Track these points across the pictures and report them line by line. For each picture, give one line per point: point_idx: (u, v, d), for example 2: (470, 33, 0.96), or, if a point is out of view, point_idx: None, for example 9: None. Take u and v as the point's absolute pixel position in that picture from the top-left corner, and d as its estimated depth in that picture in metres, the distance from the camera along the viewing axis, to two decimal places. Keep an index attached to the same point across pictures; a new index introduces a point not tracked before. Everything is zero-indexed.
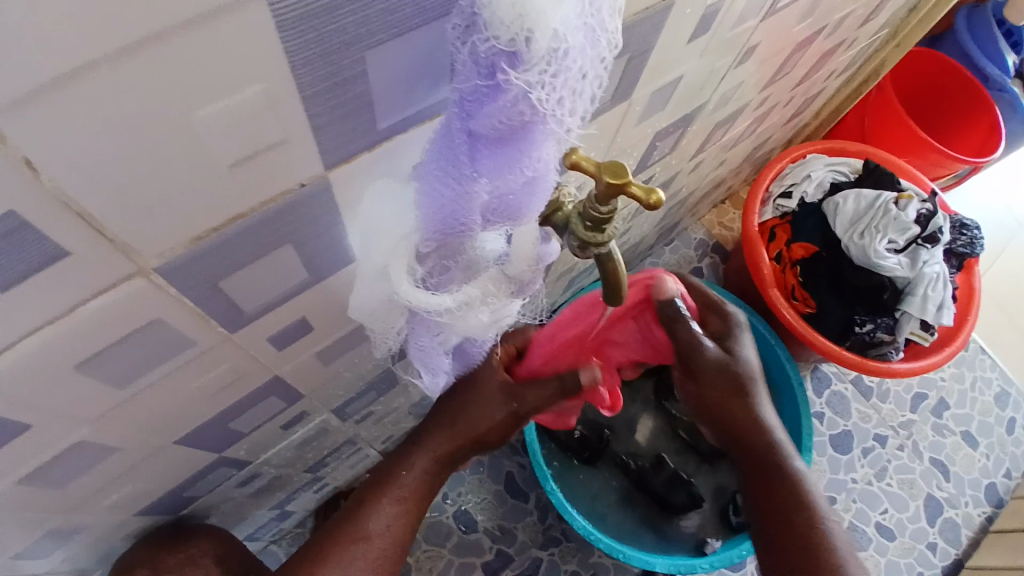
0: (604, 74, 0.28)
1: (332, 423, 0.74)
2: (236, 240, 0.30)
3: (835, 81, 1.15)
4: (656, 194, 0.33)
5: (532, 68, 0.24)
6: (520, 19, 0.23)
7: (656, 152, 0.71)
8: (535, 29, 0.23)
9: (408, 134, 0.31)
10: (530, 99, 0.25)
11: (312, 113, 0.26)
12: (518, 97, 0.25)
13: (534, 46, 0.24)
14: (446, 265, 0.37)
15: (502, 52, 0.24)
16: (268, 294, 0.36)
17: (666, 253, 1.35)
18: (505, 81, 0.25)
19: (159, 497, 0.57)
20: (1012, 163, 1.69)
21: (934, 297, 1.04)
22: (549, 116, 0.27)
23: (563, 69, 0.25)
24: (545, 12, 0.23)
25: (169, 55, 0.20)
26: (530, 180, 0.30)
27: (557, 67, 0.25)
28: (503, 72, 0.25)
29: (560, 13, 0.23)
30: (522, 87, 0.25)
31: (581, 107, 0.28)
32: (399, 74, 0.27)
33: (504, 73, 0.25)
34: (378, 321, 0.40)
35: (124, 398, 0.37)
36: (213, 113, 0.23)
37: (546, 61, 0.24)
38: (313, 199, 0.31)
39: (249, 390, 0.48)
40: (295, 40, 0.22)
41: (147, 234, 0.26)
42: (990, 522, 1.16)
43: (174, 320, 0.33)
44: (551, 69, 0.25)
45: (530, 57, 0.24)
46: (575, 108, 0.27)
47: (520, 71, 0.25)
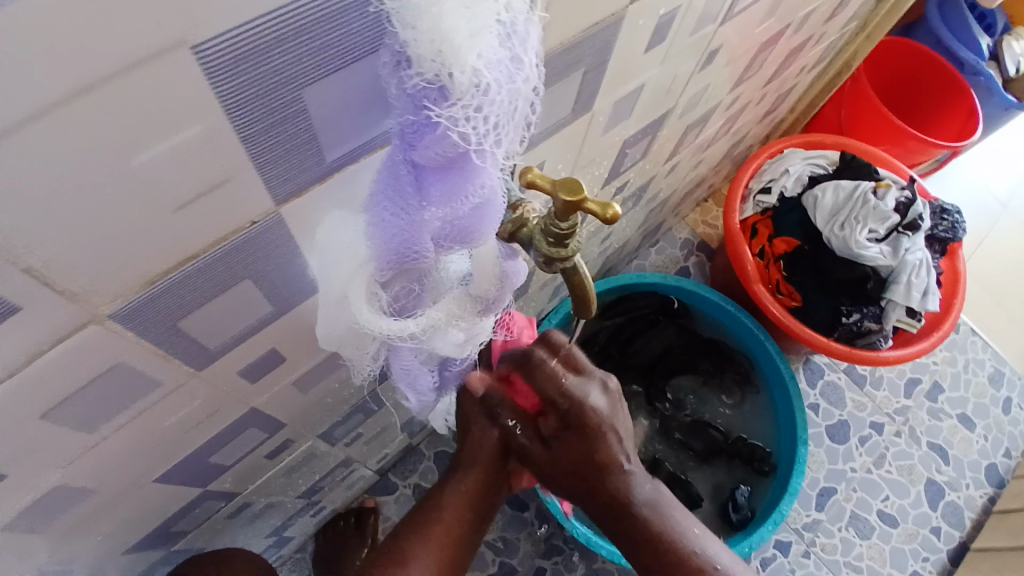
0: (538, 94, 0.28)
1: (321, 447, 0.74)
2: (191, 278, 0.29)
3: (808, 76, 1.15)
4: (612, 208, 0.33)
5: (457, 102, 0.24)
6: (439, 56, 0.23)
7: (629, 158, 0.71)
8: (455, 64, 0.23)
9: (357, 164, 0.31)
10: (458, 133, 0.25)
11: (250, 151, 0.26)
12: (448, 131, 0.25)
13: (455, 83, 0.24)
14: (413, 291, 0.38)
15: (428, 88, 0.24)
16: (231, 329, 0.36)
17: (652, 254, 1.35)
18: (433, 116, 0.25)
19: (146, 533, 0.57)
20: (990, 145, 1.71)
21: (918, 283, 1.05)
22: (484, 147, 0.27)
23: (488, 103, 0.25)
24: (462, 48, 0.23)
25: (97, 105, 0.20)
26: (480, 206, 0.30)
27: (482, 101, 0.25)
28: (430, 108, 0.25)
29: (477, 47, 0.23)
30: (449, 122, 0.25)
31: (513, 136, 0.28)
32: (338, 108, 0.27)
33: (431, 108, 0.25)
34: (351, 350, 0.39)
35: (94, 441, 0.37)
36: (149, 159, 0.23)
37: (470, 95, 0.24)
38: (271, 231, 0.30)
39: (227, 423, 0.47)
40: (223, 82, 0.22)
41: (97, 280, 0.26)
42: (991, 503, 1.16)
43: (136, 361, 0.32)
44: (476, 103, 0.25)
45: (454, 92, 0.24)
46: (503, 139, 0.27)
47: (445, 107, 0.25)
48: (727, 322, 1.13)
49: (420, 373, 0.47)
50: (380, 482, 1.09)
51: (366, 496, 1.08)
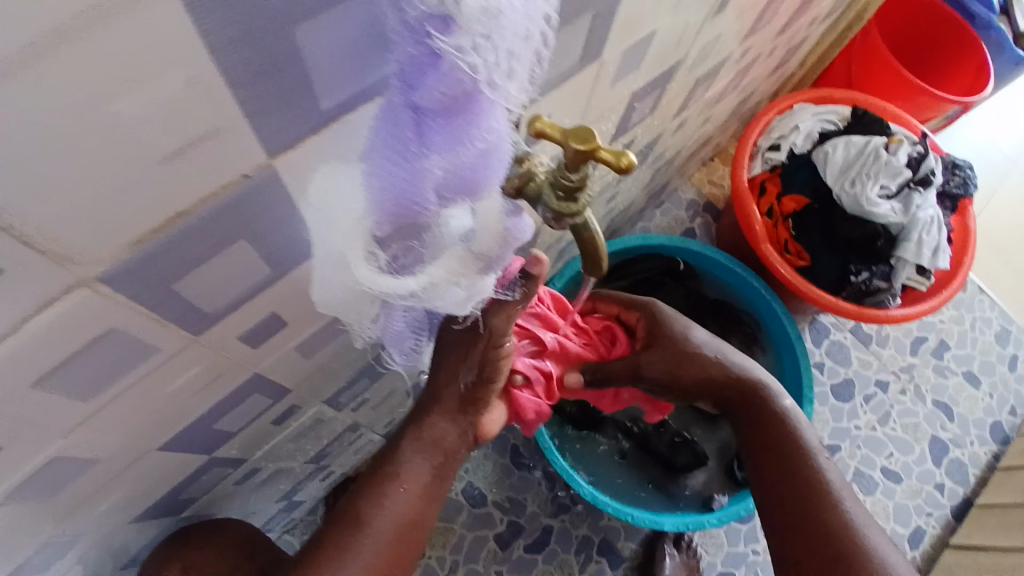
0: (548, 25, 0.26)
1: (327, 412, 0.73)
2: (184, 238, 0.28)
3: (820, 27, 1.11)
4: (626, 155, 0.31)
5: (466, 31, 0.23)
6: None
7: (636, 114, 0.69)
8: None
9: (355, 113, 0.29)
10: (467, 66, 0.24)
11: (242, 99, 0.24)
12: (453, 64, 0.24)
13: (463, 7, 0.22)
14: (411, 248, 0.35)
15: (432, 17, 0.23)
16: (229, 292, 0.34)
17: (657, 216, 1.33)
18: (438, 47, 0.23)
19: (155, 500, 0.57)
20: (1001, 99, 1.66)
21: (929, 241, 1.03)
22: (492, 81, 0.25)
23: (498, 30, 0.23)
24: None
25: (72, 49, 0.18)
26: (484, 152, 0.28)
27: (491, 29, 0.23)
28: (435, 39, 0.23)
29: None
30: (458, 53, 0.23)
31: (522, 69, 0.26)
32: (334, 51, 0.25)
33: (434, 38, 0.23)
34: (349, 310, 0.38)
35: (95, 409, 0.36)
36: (131, 108, 0.21)
37: (479, 23, 0.23)
38: (265, 188, 0.29)
39: (230, 389, 0.46)
40: (210, 21, 0.21)
41: (84, 240, 0.24)
42: (995, 459, 1.16)
43: (132, 326, 0.31)
44: (486, 31, 0.23)
45: (462, 20, 0.22)
46: (514, 71, 0.26)
47: (452, 37, 0.23)
48: (733, 283, 1.12)
49: (407, 338, 0.45)
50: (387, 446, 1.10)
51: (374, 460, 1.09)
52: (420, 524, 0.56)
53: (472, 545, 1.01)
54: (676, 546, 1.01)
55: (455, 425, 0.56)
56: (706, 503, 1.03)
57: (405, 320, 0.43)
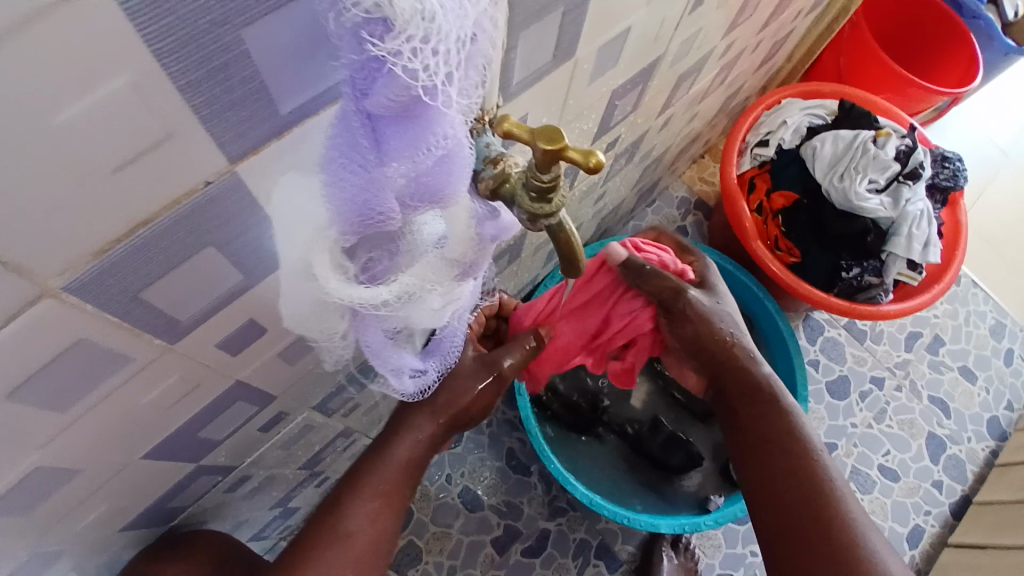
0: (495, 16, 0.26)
1: (317, 419, 0.73)
2: (148, 246, 0.28)
3: (803, 22, 1.12)
4: (595, 156, 0.31)
5: (403, 35, 0.23)
6: None
7: (618, 112, 0.69)
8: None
9: (313, 120, 0.29)
10: (407, 70, 0.23)
11: (191, 103, 0.24)
12: (394, 70, 0.24)
13: (396, 10, 0.22)
14: (384, 256, 0.37)
15: (367, 22, 0.23)
16: (201, 299, 0.34)
17: (648, 215, 1.33)
18: (376, 53, 0.23)
19: (142, 510, 0.56)
20: (989, 91, 1.66)
21: (919, 235, 1.03)
22: (435, 88, 0.25)
23: (437, 32, 0.23)
24: None
25: (10, 55, 0.18)
26: (443, 156, 0.28)
27: (429, 31, 0.23)
28: (373, 45, 0.23)
29: None
30: (394, 58, 0.23)
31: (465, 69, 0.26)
32: (283, 56, 0.25)
33: (373, 44, 0.23)
34: (315, 325, 0.38)
35: (70, 420, 0.36)
36: (78, 113, 0.21)
37: (414, 24, 0.22)
38: (229, 193, 0.29)
39: (211, 398, 0.46)
40: (151, 24, 0.21)
41: (42, 250, 0.24)
42: (994, 455, 1.16)
43: (100, 336, 0.31)
44: (424, 34, 0.23)
45: (397, 23, 0.22)
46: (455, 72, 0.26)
47: (387, 41, 0.23)
48: (726, 283, 1.12)
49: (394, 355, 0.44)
50: None
51: None
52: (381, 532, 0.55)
53: (469, 549, 1.01)
54: (674, 549, 1.01)
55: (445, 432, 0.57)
56: (702, 504, 1.04)
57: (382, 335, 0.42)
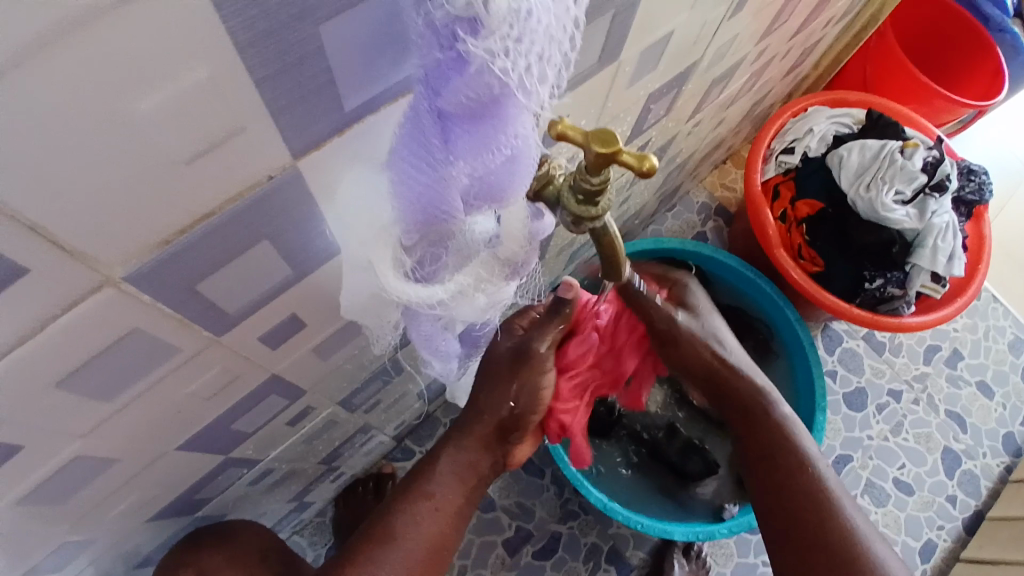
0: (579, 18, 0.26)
1: (340, 415, 0.73)
2: (207, 239, 0.28)
3: (833, 30, 1.11)
4: (649, 160, 0.31)
5: (494, 33, 0.23)
6: None
7: (651, 116, 0.69)
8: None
9: (376, 115, 0.29)
10: (493, 69, 0.24)
11: (266, 97, 0.24)
12: (481, 68, 0.24)
13: (492, 9, 0.22)
14: (436, 254, 0.35)
15: (460, 19, 0.23)
16: (249, 293, 0.34)
17: (668, 220, 1.32)
18: (467, 51, 0.23)
19: (170, 501, 0.57)
20: (1016, 103, 1.64)
21: (944, 247, 1.01)
22: (521, 86, 0.25)
23: (527, 33, 0.23)
24: None
25: (96, 42, 0.18)
26: (510, 157, 0.28)
27: (520, 30, 0.23)
28: (463, 41, 0.23)
29: None
30: (484, 56, 0.23)
31: (551, 71, 0.26)
32: (358, 51, 0.25)
33: (465, 41, 0.23)
34: (370, 313, 0.39)
35: (113, 410, 0.36)
36: (156, 104, 0.21)
37: (507, 24, 0.23)
38: (288, 187, 0.29)
39: (245, 391, 0.46)
40: (236, 17, 0.21)
41: (108, 240, 0.25)
42: (1009, 471, 1.15)
43: (152, 327, 0.31)
44: (514, 33, 0.23)
45: (490, 22, 0.22)
46: (545, 73, 0.26)
47: (479, 39, 0.23)
48: (746, 289, 1.11)
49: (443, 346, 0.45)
50: (398, 448, 1.10)
51: (385, 462, 1.09)
52: (448, 546, 0.54)
53: (481, 550, 1.01)
54: (686, 556, 1.01)
55: (472, 432, 0.57)
56: (717, 512, 1.02)
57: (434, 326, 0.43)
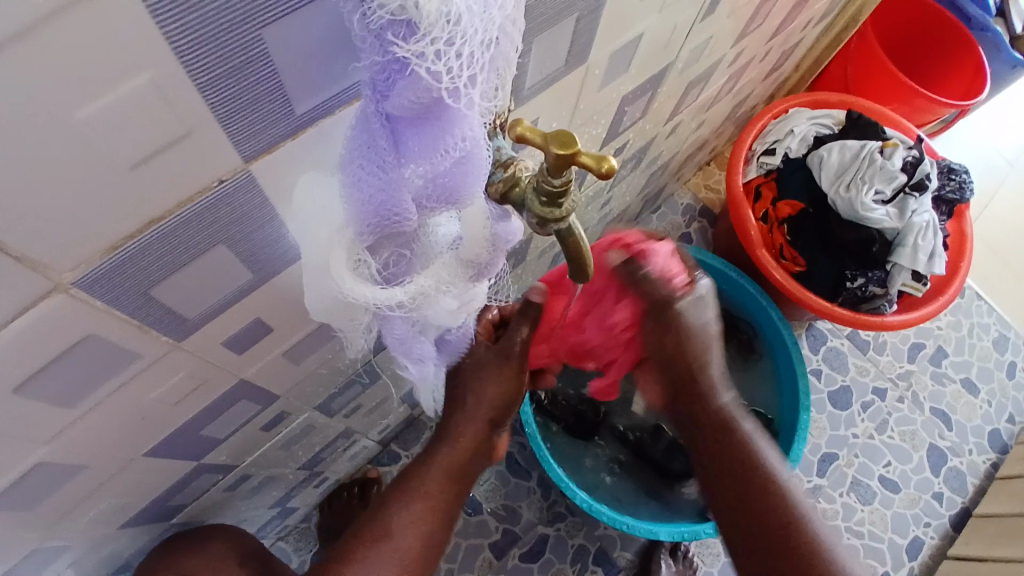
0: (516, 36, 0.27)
1: (319, 419, 0.73)
2: (158, 245, 0.28)
3: (812, 32, 1.11)
4: (607, 161, 0.31)
5: (427, 37, 0.23)
6: None
7: (627, 117, 0.69)
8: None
9: (332, 118, 0.29)
10: (429, 73, 0.24)
11: (209, 103, 0.24)
12: (418, 72, 0.24)
13: (422, 12, 0.22)
14: (402, 257, 0.38)
15: (393, 23, 0.23)
16: (210, 297, 0.34)
17: (653, 221, 1.33)
18: (400, 55, 0.23)
19: (144, 507, 0.56)
20: (997, 103, 1.66)
21: (924, 246, 1.02)
22: (456, 91, 0.25)
23: (460, 35, 0.23)
24: None
25: (32, 50, 0.18)
26: (461, 159, 0.29)
27: (452, 34, 0.23)
28: (395, 48, 0.23)
29: None
30: (414, 59, 0.23)
31: (483, 77, 0.26)
32: (302, 56, 0.25)
33: (398, 46, 0.23)
34: (338, 316, 0.38)
35: (75, 416, 0.36)
36: (97, 111, 0.21)
37: (439, 27, 0.23)
38: (240, 192, 0.29)
39: (216, 396, 0.46)
40: (170, 18, 0.20)
41: (58, 248, 0.24)
42: (995, 468, 1.16)
43: (110, 333, 0.31)
44: (447, 38, 0.23)
45: (422, 24, 0.22)
46: (473, 75, 0.25)
47: (411, 42, 0.23)
48: (730, 290, 1.12)
49: (418, 350, 0.45)
50: (383, 452, 1.09)
51: (369, 466, 1.08)
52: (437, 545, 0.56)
53: (468, 554, 1.01)
54: (673, 557, 1.01)
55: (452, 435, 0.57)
56: None
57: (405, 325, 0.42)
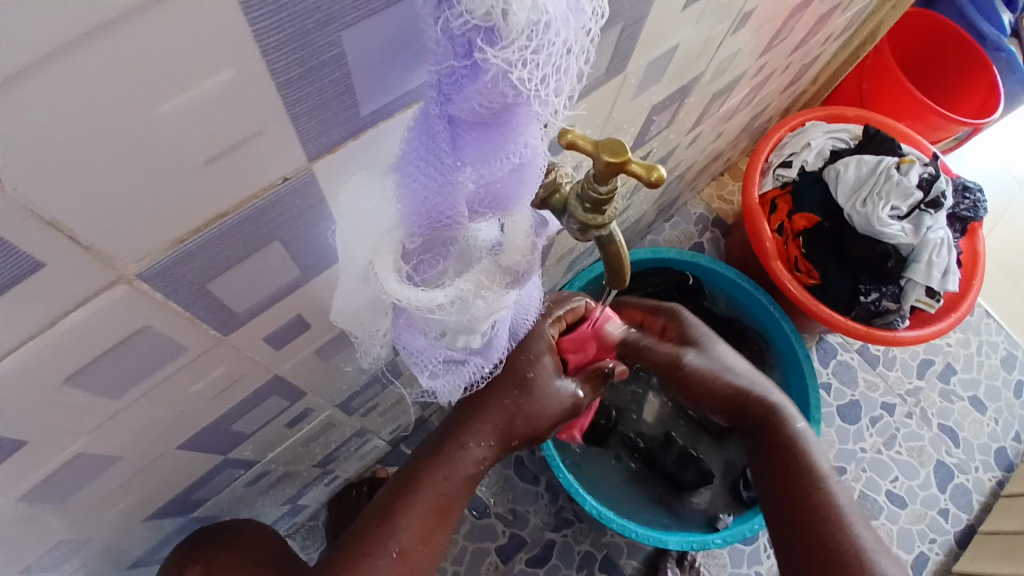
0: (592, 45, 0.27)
1: (338, 418, 0.73)
2: (218, 241, 0.28)
3: (832, 46, 1.12)
4: (657, 170, 0.32)
5: (511, 45, 0.23)
6: None
7: (653, 127, 0.69)
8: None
9: (389, 122, 0.30)
10: (510, 79, 0.24)
11: (286, 99, 0.25)
12: (497, 77, 0.24)
13: (511, 20, 0.22)
14: (436, 258, 0.38)
15: (478, 29, 0.23)
16: (258, 293, 0.35)
17: (666, 230, 1.33)
18: (485, 60, 0.24)
19: (167, 501, 0.57)
20: (1011, 122, 1.66)
21: (938, 263, 1.03)
22: (535, 96, 0.26)
23: (545, 44, 0.24)
24: None
25: (125, 45, 0.19)
26: (517, 167, 0.29)
27: (537, 42, 0.23)
28: (479, 51, 0.24)
29: None
30: (503, 66, 0.24)
31: (568, 85, 0.26)
32: (375, 56, 0.26)
33: (481, 52, 0.24)
34: (360, 324, 0.39)
35: (118, 408, 0.36)
36: (181, 105, 0.22)
37: (526, 35, 0.23)
38: (300, 190, 0.30)
39: (248, 392, 0.47)
40: (261, 17, 0.21)
41: (127, 239, 0.25)
42: (1000, 486, 1.16)
43: (163, 325, 0.31)
44: (532, 45, 0.23)
45: (509, 32, 0.23)
46: (558, 84, 0.26)
47: (496, 48, 0.23)
48: (744, 301, 1.12)
49: (439, 355, 0.45)
50: (393, 453, 1.10)
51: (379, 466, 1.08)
52: None
53: (474, 557, 1.01)
54: (679, 566, 1.01)
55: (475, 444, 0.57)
56: (711, 522, 1.03)
57: (428, 336, 0.43)
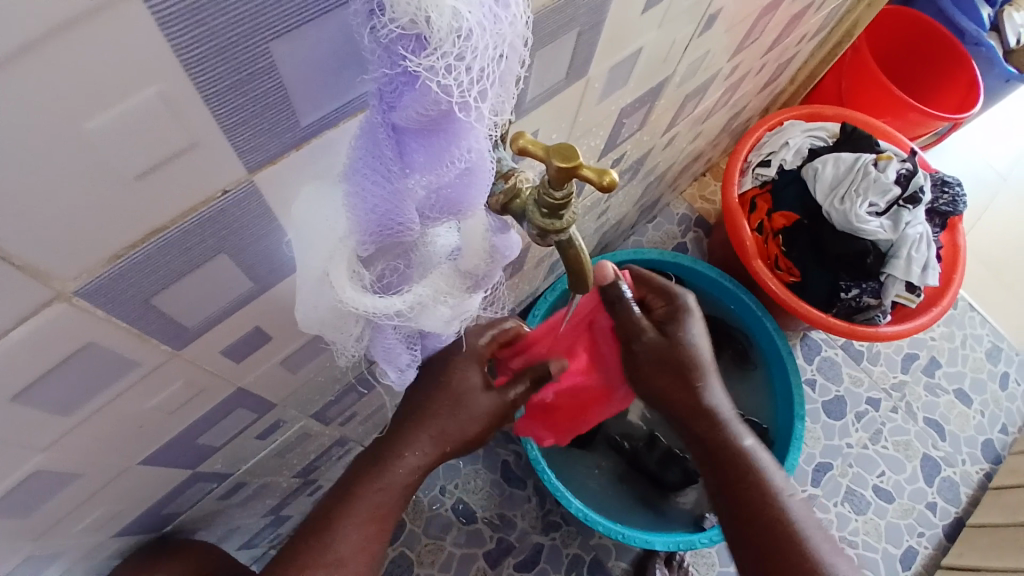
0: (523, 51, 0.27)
1: (314, 427, 0.73)
2: (160, 255, 0.28)
3: (807, 46, 1.13)
4: (609, 173, 0.31)
5: (437, 51, 0.23)
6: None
7: (625, 129, 0.69)
8: (432, 7, 0.22)
9: (334, 130, 0.30)
10: (438, 87, 0.24)
11: (217, 114, 0.24)
12: (427, 85, 0.24)
13: (433, 27, 0.23)
14: (399, 267, 0.38)
15: (404, 38, 0.23)
16: (210, 307, 0.34)
17: (649, 231, 1.34)
18: (410, 68, 0.24)
19: (138, 515, 0.56)
20: (990, 116, 1.68)
21: (918, 258, 1.03)
22: (467, 104, 0.26)
23: (470, 51, 0.24)
24: None
25: (45, 64, 0.18)
26: (465, 171, 0.29)
27: (462, 49, 0.23)
28: (406, 59, 0.24)
29: None
30: (428, 73, 0.24)
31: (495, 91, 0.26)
32: (310, 67, 0.26)
33: (408, 58, 0.24)
34: (333, 330, 0.38)
35: (73, 424, 0.35)
36: (107, 122, 0.21)
37: (449, 42, 0.23)
38: (243, 203, 0.29)
39: (213, 405, 0.46)
40: (180, 34, 0.21)
41: (62, 257, 0.24)
42: (987, 478, 1.16)
43: (110, 341, 0.31)
44: (457, 52, 0.23)
45: (432, 39, 0.23)
46: (484, 91, 0.26)
47: (422, 57, 0.24)
48: (726, 299, 1.12)
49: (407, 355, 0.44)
50: None
51: None
52: None
53: (461, 564, 1.00)
54: (667, 566, 1.01)
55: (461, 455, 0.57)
56: (698, 522, 1.03)
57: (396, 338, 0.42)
